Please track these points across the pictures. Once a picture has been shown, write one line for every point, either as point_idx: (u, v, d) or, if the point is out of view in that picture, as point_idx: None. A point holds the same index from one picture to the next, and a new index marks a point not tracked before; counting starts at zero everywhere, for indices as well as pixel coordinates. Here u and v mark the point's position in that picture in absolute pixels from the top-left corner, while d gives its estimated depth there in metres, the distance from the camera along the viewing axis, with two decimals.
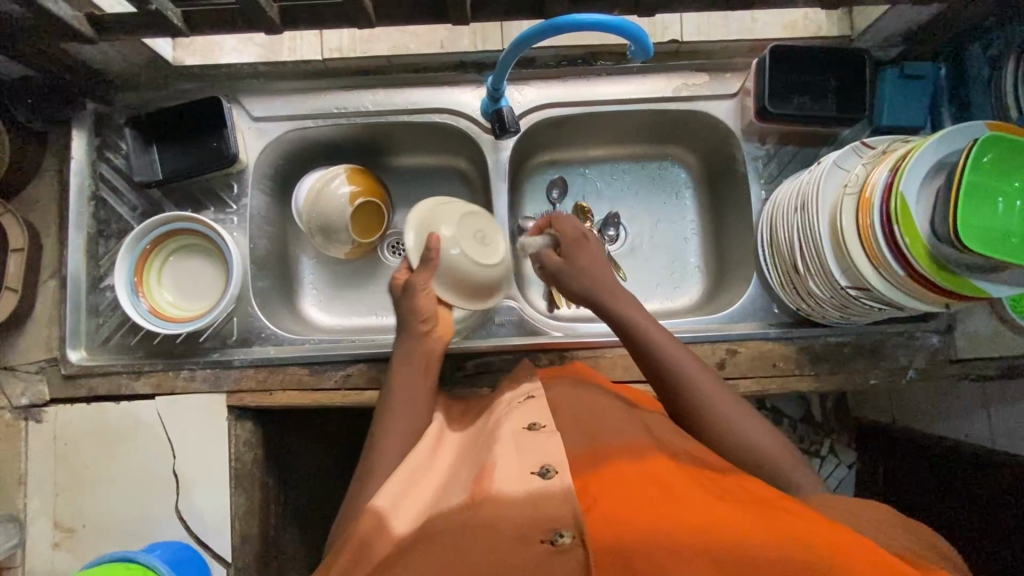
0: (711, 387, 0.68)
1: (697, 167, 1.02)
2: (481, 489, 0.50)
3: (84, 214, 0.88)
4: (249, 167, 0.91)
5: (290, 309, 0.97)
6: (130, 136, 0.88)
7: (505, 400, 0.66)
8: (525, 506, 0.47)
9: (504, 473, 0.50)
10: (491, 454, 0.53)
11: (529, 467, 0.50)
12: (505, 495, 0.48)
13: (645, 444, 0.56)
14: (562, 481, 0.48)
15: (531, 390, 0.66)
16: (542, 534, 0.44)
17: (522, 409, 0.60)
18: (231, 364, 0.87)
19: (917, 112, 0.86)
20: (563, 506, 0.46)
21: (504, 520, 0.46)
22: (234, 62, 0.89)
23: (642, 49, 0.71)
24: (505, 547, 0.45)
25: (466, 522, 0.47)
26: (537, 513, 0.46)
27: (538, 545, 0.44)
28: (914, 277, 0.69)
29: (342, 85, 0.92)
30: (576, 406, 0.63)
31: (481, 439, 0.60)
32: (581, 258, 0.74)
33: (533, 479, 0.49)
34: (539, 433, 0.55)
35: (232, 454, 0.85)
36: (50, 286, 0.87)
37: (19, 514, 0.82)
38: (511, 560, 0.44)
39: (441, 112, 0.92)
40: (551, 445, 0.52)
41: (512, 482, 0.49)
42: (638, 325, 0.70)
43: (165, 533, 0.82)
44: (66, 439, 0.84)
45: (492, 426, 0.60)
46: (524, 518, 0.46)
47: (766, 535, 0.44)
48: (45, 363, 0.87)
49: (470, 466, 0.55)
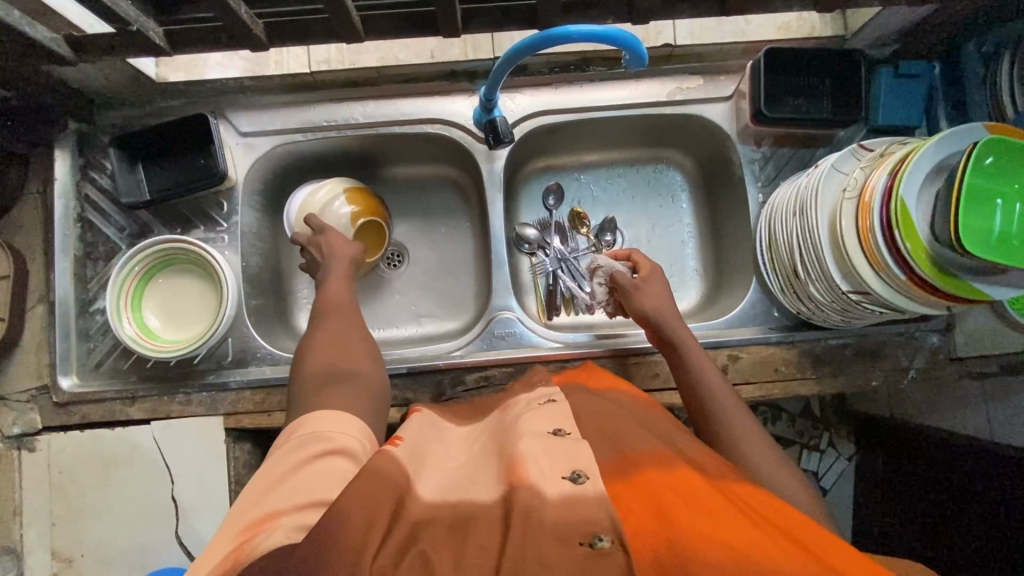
0: (745, 420, 0.68)
1: (693, 170, 1.02)
2: (519, 474, 0.49)
3: (71, 237, 0.87)
4: (238, 184, 0.89)
5: (285, 326, 0.95)
6: (115, 156, 0.86)
7: (525, 399, 0.66)
8: (559, 506, 0.46)
9: (536, 468, 0.50)
10: (520, 448, 0.53)
11: (559, 470, 0.50)
12: (540, 491, 0.47)
13: (675, 458, 0.55)
14: (594, 487, 0.48)
15: (553, 395, 0.65)
16: (581, 537, 0.43)
17: (544, 410, 0.60)
18: (227, 386, 0.85)
19: (913, 110, 0.86)
20: (598, 511, 0.45)
21: (540, 514, 0.45)
22: (219, 77, 0.87)
23: (637, 57, 0.70)
24: (542, 537, 0.43)
25: (506, 508, 0.46)
26: (575, 516, 0.45)
27: (578, 547, 0.43)
28: (915, 281, 0.68)
29: (330, 97, 0.90)
30: (600, 415, 0.63)
31: (497, 438, 0.59)
32: (653, 285, 0.83)
33: (563, 482, 0.49)
34: (566, 439, 0.55)
35: (231, 478, 0.83)
36: (38, 312, 0.86)
37: (16, 546, 0.81)
38: (552, 558, 0.42)
39: (433, 123, 0.90)
40: (581, 452, 0.52)
41: (546, 479, 0.48)
42: (685, 344, 0.76)
43: (167, 559, 0.81)
44: (61, 468, 0.82)
45: (513, 423, 0.60)
46: (561, 519, 0.44)
47: (807, 552, 0.42)
48: (36, 391, 0.85)
49: (497, 459, 0.55)
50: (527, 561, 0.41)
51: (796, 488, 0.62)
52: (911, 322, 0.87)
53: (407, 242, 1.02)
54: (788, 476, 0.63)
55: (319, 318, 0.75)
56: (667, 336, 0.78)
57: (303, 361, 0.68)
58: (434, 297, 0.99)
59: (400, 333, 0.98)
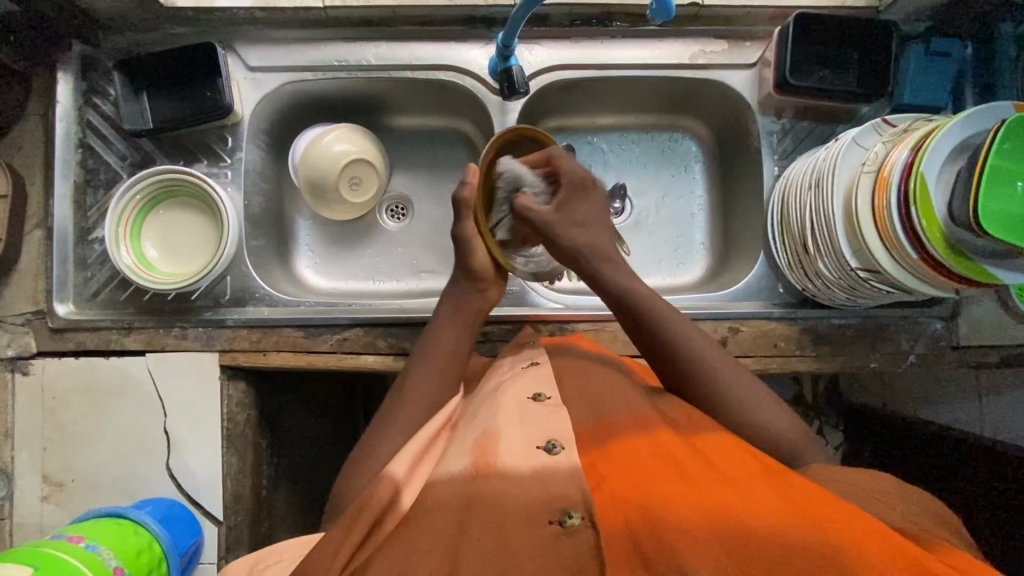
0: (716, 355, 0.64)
1: (709, 139, 1.00)
2: (487, 458, 0.52)
3: (71, 162, 0.85)
4: (245, 120, 0.87)
5: (284, 270, 0.94)
6: (119, 82, 0.84)
7: (508, 363, 0.68)
8: (533, 483, 0.49)
9: (509, 443, 0.52)
10: (495, 421, 0.55)
11: (535, 441, 0.53)
12: (510, 469, 0.50)
13: (656, 420, 0.58)
14: (568, 458, 0.51)
15: (536, 356, 0.67)
16: (551, 516, 0.47)
17: (524, 374, 0.62)
18: (224, 323, 0.84)
19: (940, 90, 0.83)
20: (570, 486, 0.49)
21: (510, 495, 0.49)
22: (229, 6, 0.83)
23: (664, 8, 0.68)
24: (514, 524, 0.47)
25: (474, 495, 0.50)
26: (543, 493, 0.49)
27: (548, 526, 0.47)
28: (926, 261, 0.67)
29: (343, 36, 0.87)
30: (579, 382, 0.63)
31: (482, 402, 0.61)
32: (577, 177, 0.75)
33: (538, 454, 0.52)
34: (546, 403, 0.57)
35: (224, 414, 0.83)
36: (36, 237, 0.84)
37: (7, 468, 0.81)
38: (520, 543, 0.46)
39: (447, 70, 0.88)
40: (557, 418, 0.55)
41: (519, 455, 0.51)
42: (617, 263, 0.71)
43: (156, 491, 0.81)
44: (54, 393, 0.82)
45: (495, 390, 0.62)
46: (532, 499, 0.48)
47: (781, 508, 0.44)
48: (32, 315, 0.84)
49: (472, 431, 0.57)
50: (495, 548, 0.45)
51: (734, 377, 0.63)
52: (916, 307, 0.86)
53: (412, 195, 1.00)
54: (736, 376, 0.63)
55: (385, 413, 0.64)
56: (585, 262, 0.70)
57: (355, 456, 0.61)
58: (435, 253, 0.98)
59: (401, 286, 0.97)
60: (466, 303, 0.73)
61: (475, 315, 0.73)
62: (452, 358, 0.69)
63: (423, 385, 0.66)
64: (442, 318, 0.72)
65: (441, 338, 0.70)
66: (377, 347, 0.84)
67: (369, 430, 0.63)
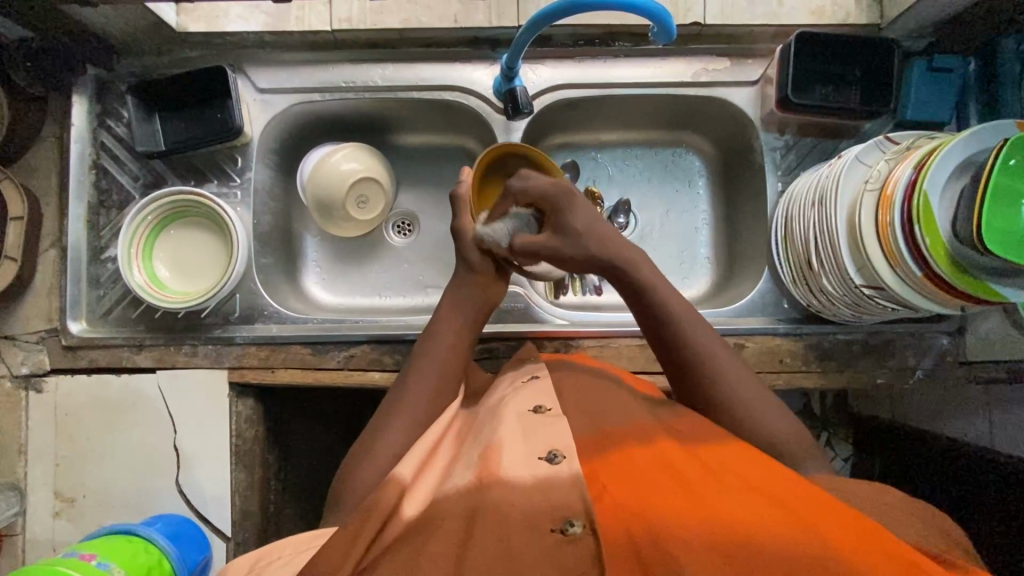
0: (738, 372, 0.64)
1: (712, 155, 1.00)
2: (490, 468, 0.52)
3: (85, 183, 0.87)
4: (254, 141, 0.89)
5: (292, 286, 0.95)
6: (132, 104, 0.86)
7: (509, 379, 0.69)
8: (535, 491, 0.50)
9: (510, 454, 0.53)
10: (497, 434, 0.56)
11: (536, 451, 0.53)
12: (512, 479, 0.51)
13: (657, 429, 0.58)
14: (570, 467, 0.51)
15: (537, 370, 0.68)
16: (553, 524, 0.47)
17: (528, 388, 0.63)
18: (233, 341, 0.85)
19: (943, 106, 0.84)
20: (571, 494, 0.49)
21: (513, 503, 0.49)
22: (239, 30, 0.86)
23: (665, 31, 0.69)
24: (515, 532, 0.47)
25: (473, 503, 0.50)
26: (545, 500, 0.49)
27: (550, 533, 0.47)
28: (931, 279, 0.67)
29: (350, 58, 0.89)
30: (583, 394, 0.64)
31: (483, 418, 0.62)
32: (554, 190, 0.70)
33: (539, 464, 0.52)
34: (546, 416, 0.57)
35: (232, 430, 0.84)
36: (50, 257, 0.86)
37: (20, 483, 0.83)
38: (522, 553, 0.46)
39: (453, 90, 0.89)
40: (559, 430, 0.55)
41: (520, 464, 0.52)
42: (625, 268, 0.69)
43: (166, 506, 0.82)
44: (66, 411, 0.83)
45: (497, 404, 0.62)
46: (533, 508, 0.48)
47: (784, 523, 0.44)
48: (46, 333, 0.86)
49: (475, 445, 0.57)
50: (497, 560, 0.45)
51: (755, 397, 0.63)
52: (922, 323, 0.86)
53: (417, 211, 1.01)
54: (757, 396, 0.63)
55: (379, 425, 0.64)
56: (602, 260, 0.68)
57: (350, 464, 0.61)
58: (440, 268, 0.99)
59: (405, 302, 0.98)
60: (470, 298, 0.73)
61: (478, 309, 0.73)
62: (457, 355, 0.69)
63: (423, 398, 0.65)
64: (448, 315, 0.72)
65: (443, 336, 0.70)
66: (383, 363, 0.85)
67: (364, 439, 0.63)
